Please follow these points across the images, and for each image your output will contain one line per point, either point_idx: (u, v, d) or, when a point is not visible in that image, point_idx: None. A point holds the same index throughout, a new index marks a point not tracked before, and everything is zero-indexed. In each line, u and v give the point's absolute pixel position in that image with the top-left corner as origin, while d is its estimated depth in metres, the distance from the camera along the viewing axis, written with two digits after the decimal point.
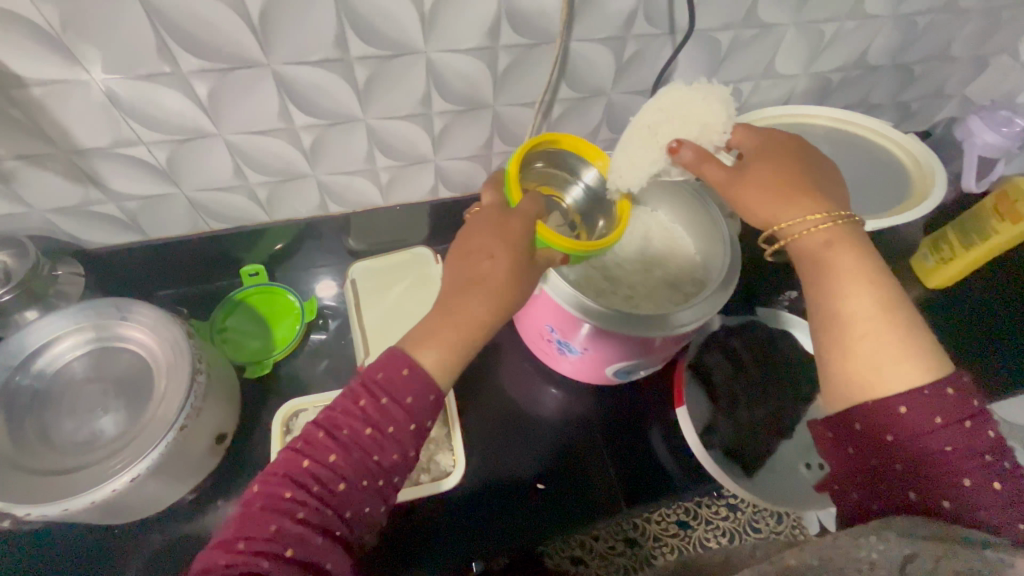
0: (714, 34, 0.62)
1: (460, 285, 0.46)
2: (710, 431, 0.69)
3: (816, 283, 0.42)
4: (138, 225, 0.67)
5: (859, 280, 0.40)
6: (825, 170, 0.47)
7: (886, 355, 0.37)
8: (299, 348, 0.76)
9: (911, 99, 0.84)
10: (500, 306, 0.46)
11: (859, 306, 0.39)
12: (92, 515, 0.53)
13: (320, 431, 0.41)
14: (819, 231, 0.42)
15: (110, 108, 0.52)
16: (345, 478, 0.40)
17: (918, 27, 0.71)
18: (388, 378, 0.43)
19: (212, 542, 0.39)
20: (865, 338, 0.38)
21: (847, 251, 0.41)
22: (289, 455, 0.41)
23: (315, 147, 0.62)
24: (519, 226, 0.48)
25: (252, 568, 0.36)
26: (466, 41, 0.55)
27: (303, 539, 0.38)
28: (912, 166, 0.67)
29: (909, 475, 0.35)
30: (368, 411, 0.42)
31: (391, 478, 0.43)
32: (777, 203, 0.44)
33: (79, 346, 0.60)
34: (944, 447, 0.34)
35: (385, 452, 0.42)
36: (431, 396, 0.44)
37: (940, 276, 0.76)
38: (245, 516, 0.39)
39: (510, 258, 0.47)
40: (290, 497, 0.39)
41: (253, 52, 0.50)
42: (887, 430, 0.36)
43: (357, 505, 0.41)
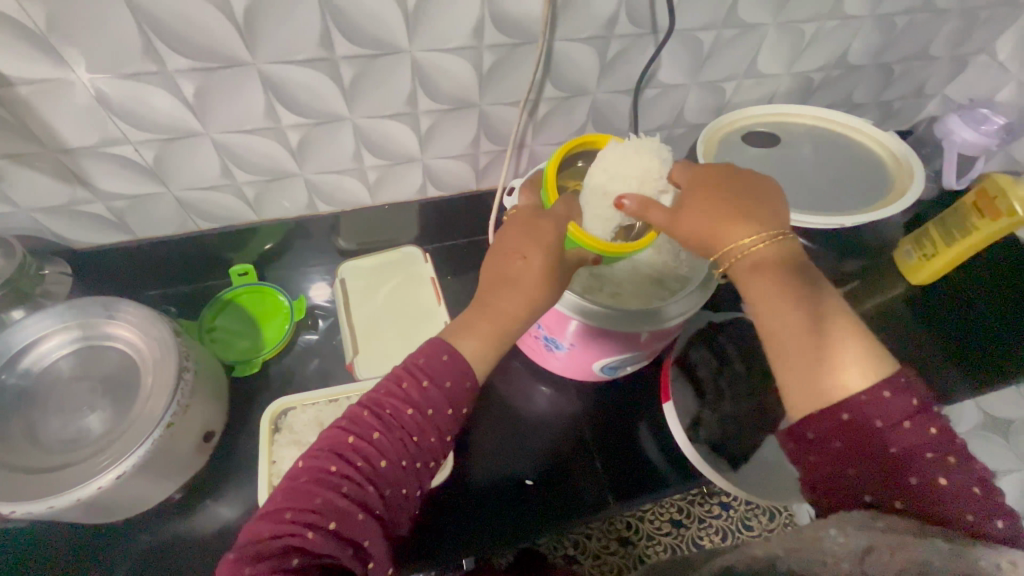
0: (696, 34, 0.64)
1: (493, 281, 0.48)
2: (696, 425, 0.69)
3: (758, 306, 0.41)
4: (127, 225, 0.68)
5: (791, 298, 0.40)
6: (759, 185, 0.46)
7: (820, 370, 0.38)
8: (288, 347, 0.77)
9: (892, 98, 0.85)
10: (534, 305, 0.48)
11: (801, 325, 0.39)
12: (78, 513, 0.53)
13: (366, 411, 0.45)
14: (750, 253, 0.42)
15: (97, 107, 0.53)
16: (387, 457, 0.44)
17: (897, 27, 0.72)
18: (429, 364, 0.47)
19: (262, 513, 0.42)
20: (798, 355, 0.39)
21: (777, 270, 0.41)
22: (336, 434, 0.45)
23: (303, 146, 0.63)
24: (552, 226, 0.50)
25: (300, 536, 0.39)
26: (450, 41, 0.56)
27: (346, 514, 0.41)
28: (891, 162, 0.68)
29: (860, 478, 0.36)
30: (410, 392, 0.45)
31: (428, 461, 0.46)
32: (713, 229, 0.44)
33: (65, 345, 0.60)
34: (889, 449, 0.35)
35: (423, 433, 0.45)
36: (466, 383, 0.47)
37: (924, 273, 0.77)
38: (293, 489, 0.42)
39: (542, 257, 0.47)
40: (336, 471, 0.42)
41: (239, 51, 0.51)
42: (835, 440, 0.36)
43: (397, 485, 0.44)
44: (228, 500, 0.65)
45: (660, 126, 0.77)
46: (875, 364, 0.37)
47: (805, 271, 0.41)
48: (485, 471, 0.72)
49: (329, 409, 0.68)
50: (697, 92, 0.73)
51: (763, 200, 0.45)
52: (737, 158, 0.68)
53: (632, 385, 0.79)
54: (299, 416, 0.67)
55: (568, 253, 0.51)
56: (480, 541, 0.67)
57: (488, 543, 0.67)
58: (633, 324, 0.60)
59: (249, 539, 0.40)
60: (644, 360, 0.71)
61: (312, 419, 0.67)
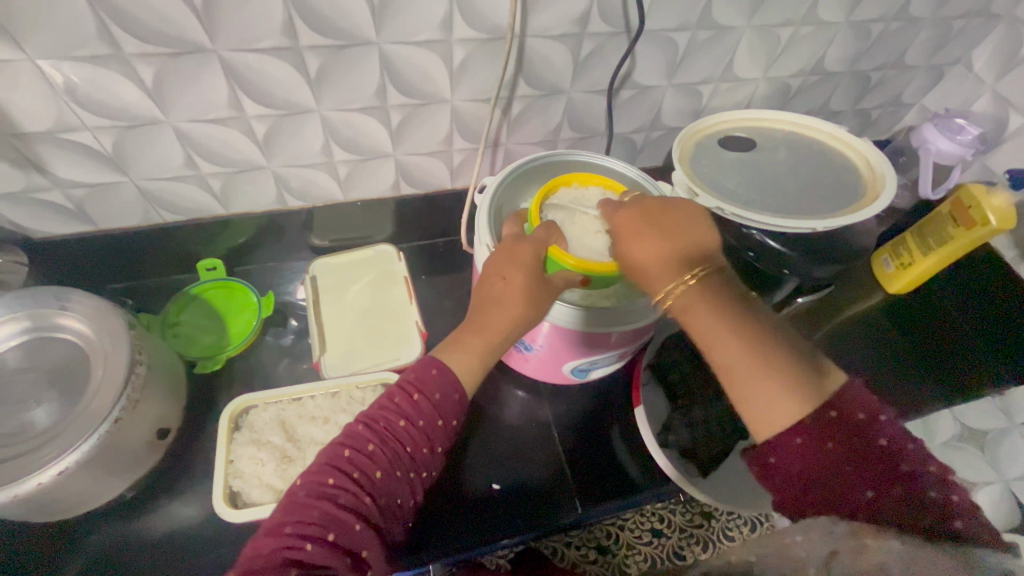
0: (670, 35, 0.63)
1: (479, 304, 0.49)
2: (666, 432, 0.69)
3: (710, 344, 0.39)
4: (86, 215, 0.66)
5: (733, 331, 0.38)
6: (677, 209, 0.44)
7: (772, 402, 0.36)
8: (254, 344, 0.75)
9: (870, 106, 0.86)
10: (523, 319, 0.48)
11: (744, 358, 0.37)
12: (17, 510, 0.52)
13: (360, 424, 0.44)
14: (684, 290, 0.40)
15: (51, 91, 0.51)
16: (383, 467, 0.43)
17: (872, 35, 0.72)
18: (420, 375, 0.46)
19: (256, 534, 0.39)
20: (748, 390, 0.37)
21: (716, 303, 0.39)
22: (330, 449, 0.43)
23: (269, 138, 0.62)
24: (530, 249, 0.50)
25: (295, 550, 0.37)
26: (419, 33, 0.55)
27: (343, 525, 0.39)
28: (865, 167, 0.68)
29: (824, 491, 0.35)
30: (402, 405, 0.45)
31: (421, 473, 0.45)
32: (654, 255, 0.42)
33: (13, 335, 0.58)
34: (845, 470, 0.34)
35: (416, 444, 0.44)
36: (457, 395, 0.47)
37: (901, 281, 0.76)
38: (288, 505, 0.40)
39: (523, 277, 0.48)
40: (333, 484, 0.41)
41: (198, 37, 0.50)
42: (792, 465, 0.36)
43: (391, 496, 0.43)
44: (184, 500, 0.63)
45: (637, 128, 0.77)
46: (817, 388, 0.36)
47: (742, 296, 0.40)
48: (453, 479, 0.70)
49: (293, 407, 0.66)
50: (674, 95, 0.72)
51: (685, 224, 0.43)
52: (712, 161, 0.67)
53: (607, 389, 0.78)
54: (260, 414, 0.65)
55: (551, 275, 0.51)
56: (445, 548, 0.65)
57: (465, 548, 0.65)
58: (625, 326, 0.60)
59: (245, 557, 0.38)
60: (616, 362, 0.69)
61: (274, 418, 0.65)
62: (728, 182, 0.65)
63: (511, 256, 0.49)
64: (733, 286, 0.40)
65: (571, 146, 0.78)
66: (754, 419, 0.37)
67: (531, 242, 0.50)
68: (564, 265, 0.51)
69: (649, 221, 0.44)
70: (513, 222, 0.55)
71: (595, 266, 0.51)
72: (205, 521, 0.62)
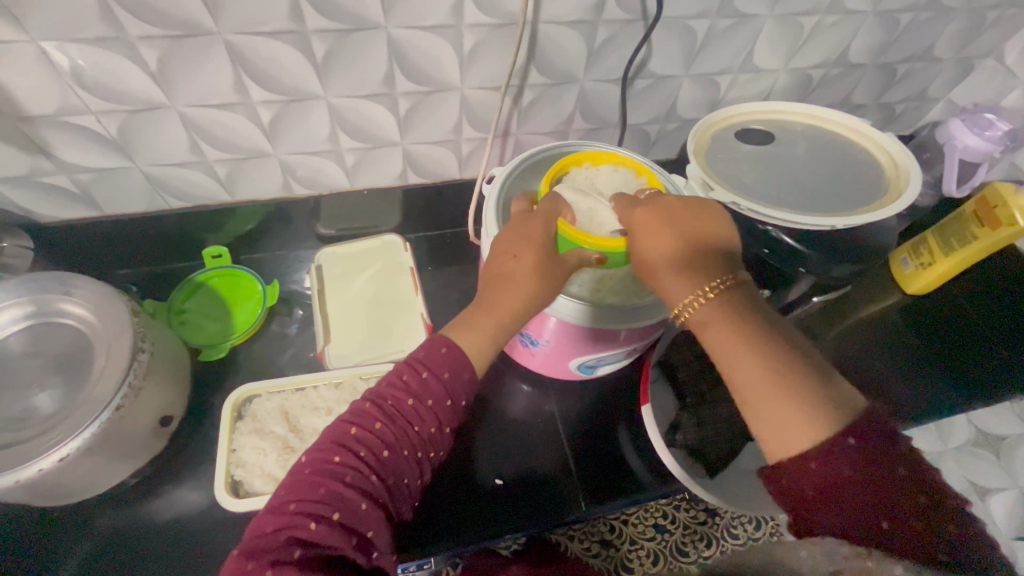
0: (688, 22, 0.61)
1: (488, 283, 0.48)
2: (674, 430, 0.67)
3: (723, 361, 0.39)
4: (92, 200, 0.65)
5: (748, 349, 0.37)
6: (698, 218, 0.44)
7: (785, 423, 0.35)
8: (258, 333, 0.75)
9: (894, 100, 0.83)
10: (534, 298, 0.47)
11: (749, 378, 0.37)
12: (21, 495, 0.52)
13: (367, 402, 0.43)
14: (698, 305, 0.40)
15: (54, 73, 0.50)
16: (389, 446, 0.42)
17: (900, 25, 0.69)
18: (429, 354, 0.45)
19: (261, 513, 0.39)
20: (762, 406, 0.36)
21: (733, 321, 0.39)
22: (337, 427, 0.42)
23: (275, 124, 0.61)
24: (543, 224, 0.48)
25: (301, 528, 0.36)
26: (428, 18, 0.53)
27: (350, 504, 0.38)
28: (888, 163, 0.65)
29: (839, 522, 0.33)
30: (410, 383, 0.44)
31: (429, 452, 0.44)
32: (678, 258, 0.42)
33: (17, 321, 0.58)
34: (859, 495, 0.32)
35: (424, 423, 0.43)
36: (465, 373, 0.46)
37: (920, 282, 0.74)
38: (294, 483, 0.39)
39: (536, 253, 0.47)
40: (338, 462, 0.40)
41: (202, 19, 0.48)
42: (804, 488, 0.34)
43: (399, 475, 0.42)
44: (187, 486, 0.63)
45: (652, 119, 0.75)
46: (829, 408, 0.35)
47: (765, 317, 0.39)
48: (456, 473, 0.69)
49: (296, 397, 0.66)
50: (691, 85, 0.70)
51: (706, 237, 0.43)
52: (728, 155, 0.65)
53: (613, 386, 0.77)
54: (263, 404, 0.65)
55: (564, 253, 0.49)
56: (445, 542, 0.64)
57: (465, 542, 0.64)
58: (620, 322, 0.58)
59: (251, 536, 0.37)
60: (623, 359, 0.68)
61: (277, 407, 0.65)
62: (743, 177, 0.63)
63: (522, 232, 0.48)
64: (761, 308, 0.40)
65: (582, 138, 0.76)
66: (766, 440, 0.36)
67: (540, 217, 0.49)
68: (580, 243, 0.49)
69: (676, 226, 0.44)
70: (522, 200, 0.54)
71: (611, 242, 0.49)
72: (208, 510, 0.62)
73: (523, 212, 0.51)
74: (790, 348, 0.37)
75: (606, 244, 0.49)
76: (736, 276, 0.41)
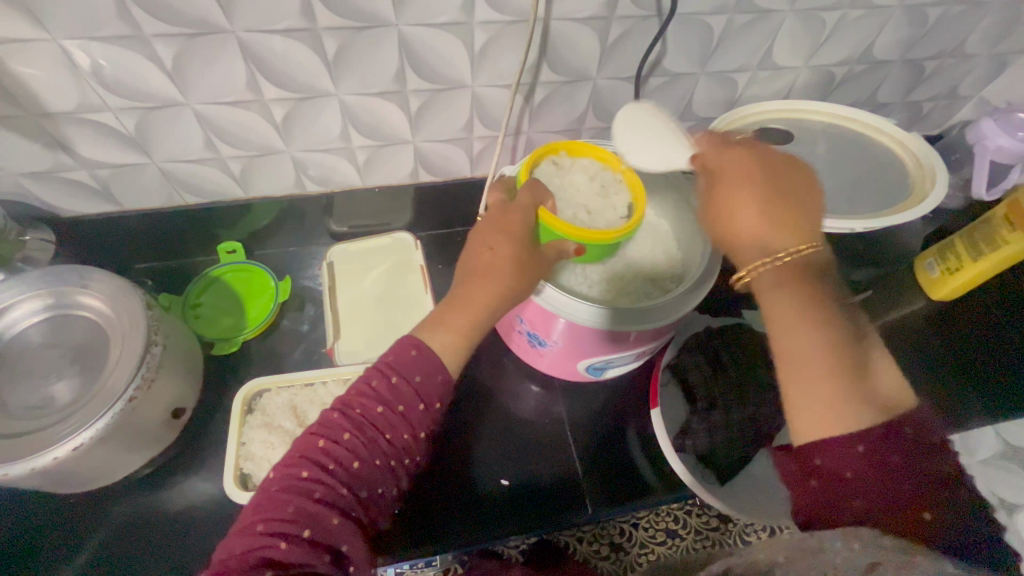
0: (705, 19, 0.60)
1: (466, 277, 0.48)
2: (683, 435, 0.66)
3: (784, 325, 0.36)
4: (111, 195, 0.67)
5: (814, 322, 0.35)
6: (793, 187, 0.41)
7: (827, 400, 0.34)
8: (271, 328, 0.75)
9: (922, 99, 0.80)
10: (509, 294, 0.47)
11: (810, 351, 0.34)
12: (38, 482, 0.53)
13: (336, 412, 0.42)
14: (769, 270, 0.37)
15: (74, 72, 0.52)
16: (360, 457, 0.41)
17: (929, 21, 0.67)
18: (398, 359, 0.44)
19: (231, 533, 0.38)
20: (807, 380, 0.34)
21: (801, 291, 0.36)
22: (306, 439, 0.41)
23: (287, 122, 0.61)
24: (520, 216, 0.49)
25: (271, 547, 0.36)
26: (438, 15, 0.53)
27: (321, 520, 0.38)
28: (912, 163, 0.63)
29: (873, 509, 0.33)
30: (379, 391, 0.43)
31: (403, 459, 0.43)
32: (769, 221, 0.39)
33: (35, 313, 0.59)
34: (895, 479, 0.33)
35: (395, 430, 0.42)
36: (438, 376, 0.45)
37: (948, 288, 0.69)
38: (262, 501, 0.38)
39: (512, 248, 0.48)
40: (307, 477, 0.39)
41: (216, 17, 0.49)
42: (844, 471, 0.33)
43: (372, 486, 0.41)
44: (199, 477, 0.64)
45: None
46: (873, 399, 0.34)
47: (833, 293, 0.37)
48: (459, 472, 0.69)
49: (305, 393, 0.66)
50: (707, 83, 0.69)
51: (796, 205, 0.40)
52: None
53: (623, 389, 0.76)
54: (272, 398, 0.66)
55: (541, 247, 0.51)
56: (449, 541, 0.64)
57: (469, 540, 0.65)
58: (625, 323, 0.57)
59: (219, 560, 0.36)
60: (633, 361, 0.67)
61: (286, 402, 0.65)
62: None
63: (498, 228, 0.49)
64: (830, 286, 0.37)
65: (595, 136, 0.75)
66: (801, 416, 0.35)
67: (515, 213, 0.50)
68: (555, 233, 0.51)
69: (767, 189, 0.40)
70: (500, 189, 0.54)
71: (587, 234, 0.51)
72: (218, 501, 0.63)
73: (501, 205, 0.51)
74: (850, 329, 0.36)
75: (584, 236, 0.51)
76: (813, 248, 0.38)
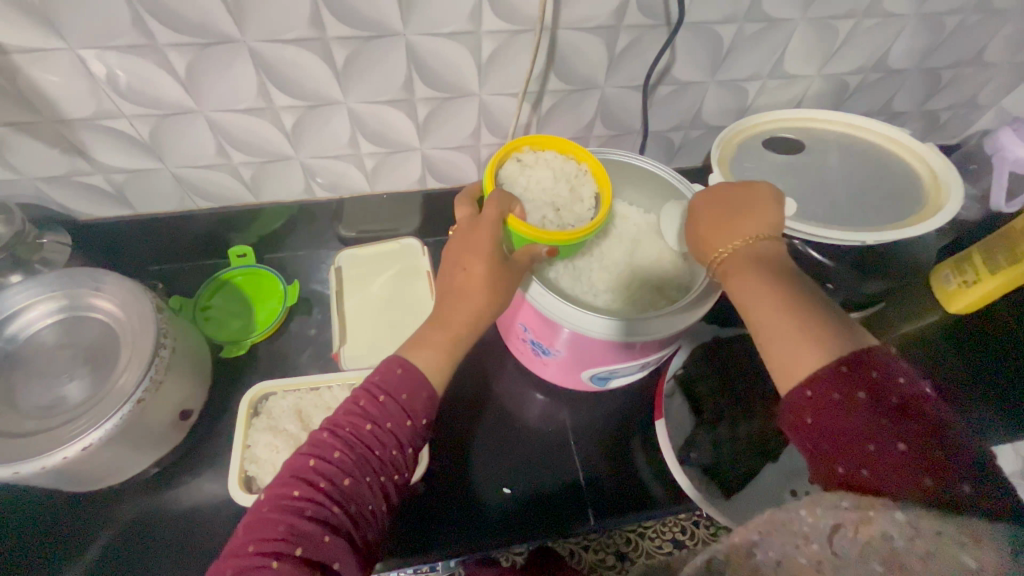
0: (714, 28, 0.59)
1: (445, 298, 0.49)
2: (688, 447, 0.65)
3: (753, 305, 0.38)
4: (125, 199, 0.68)
5: (777, 295, 0.37)
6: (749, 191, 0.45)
7: (796, 349, 0.34)
8: (279, 331, 0.76)
9: (939, 108, 0.78)
10: (488, 310, 0.49)
11: (776, 322, 0.36)
12: (47, 480, 0.54)
13: (325, 432, 0.42)
14: (725, 259, 0.42)
15: (91, 80, 0.53)
16: (350, 474, 0.41)
17: (945, 29, 0.65)
18: (384, 378, 0.45)
19: (223, 555, 0.38)
20: (776, 339, 0.36)
21: (763, 269, 0.39)
22: (297, 460, 0.42)
23: (297, 129, 0.62)
24: (488, 232, 0.48)
25: (262, 568, 0.35)
26: (446, 25, 0.53)
27: (312, 538, 0.37)
28: (927, 174, 0.61)
29: (853, 459, 0.31)
30: (367, 409, 0.44)
31: (393, 475, 0.44)
32: (728, 220, 0.43)
33: (49, 314, 0.61)
34: (867, 421, 0.30)
35: (384, 446, 0.43)
36: (424, 393, 0.46)
37: (965, 301, 0.63)
38: (253, 522, 0.38)
39: (483, 265, 0.47)
40: (298, 496, 0.39)
41: (229, 27, 0.50)
42: (806, 419, 0.33)
43: (363, 503, 0.41)
44: (205, 478, 0.65)
45: (675, 126, 0.73)
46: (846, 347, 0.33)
47: (800, 276, 0.39)
48: (460, 480, 0.69)
49: (310, 397, 0.67)
50: (717, 92, 0.68)
51: (754, 205, 0.43)
52: (755, 164, 0.63)
53: (628, 398, 0.76)
54: (278, 402, 0.66)
55: (515, 257, 0.50)
56: (450, 548, 0.64)
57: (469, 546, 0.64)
58: (605, 331, 0.55)
59: None
60: (637, 372, 0.66)
61: (291, 406, 0.66)
62: None
63: (470, 242, 0.48)
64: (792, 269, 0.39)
65: (603, 144, 0.75)
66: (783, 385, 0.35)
67: (487, 222, 0.48)
68: (528, 239, 0.50)
69: (723, 198, 0.45)
70: (467, 203, 0.53)
71: (561, 238, 0.51)
72: (223, 503, 0.64)
73: (471, 218, 0.50)
74: (821, 301, 0.36)
75: (558, 238, 0.50)
76: (772, 234, 0.42)
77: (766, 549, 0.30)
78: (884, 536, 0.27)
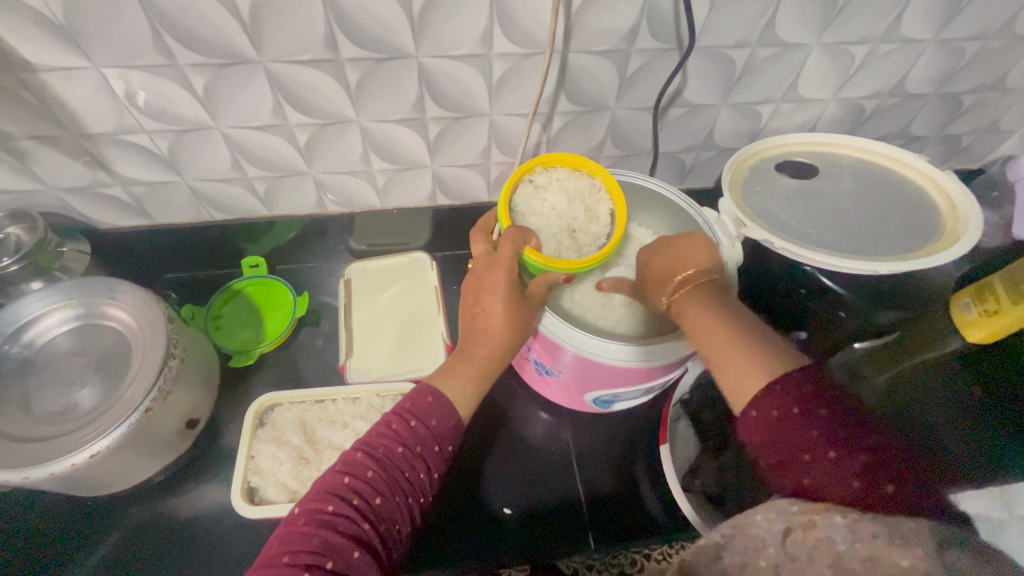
0: (726, 52, 0.59)
1: (469, 331, 0.51)
2: (693, 474, 0.65)
3: (701, 336, 0.42)
4: (143, 209, 0.70)
5: (717, 325, 0.42)
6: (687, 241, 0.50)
7: (736, 363, 0.39)
8: (287, 342, 0.77)
9: (960, 132, 0.76)
10: (511, 344, 0.51)
11: (722, 350, 0.40)
12: (56, 485, 0.55)
13: (358, 451, 0.42)
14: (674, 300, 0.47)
15: (112, 96, 0.55)
16: (382, 493, 0.41)
17: (966, 54, 0.64)
18: (415, 404, 0.46)
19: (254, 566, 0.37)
20: (720, 356, 0.40)
21: (701, 299, 0.45)
22: (329, 477, 0.42)
23: (310, 145, 0.63)
24: (503, 272, 0.49)
25: None
26: (458, 47, 0.54)
27: (343, 553, 0.37)
28: (943, 201, 0.60)
29: (795, 471, 0.33)
30: (399, 432, 0.44)
31: (419, 498, 0.44)
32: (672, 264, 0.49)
33: (66, 321, 0.63)
34: (799, 434, 0.33)
35: (414, 469, 0.43)
36: (452, 420, 0.47)
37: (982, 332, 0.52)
38: (287, 534, 0.38)
39: (501, 303, 0.49)
40: (332, 511, 0.39)
41: (246, 49, 0.51)
42: (754, 438, 0.36)
43: (391, 522, 0.41)
44: (209, 486, 0.66)
45: (686, 147, 0.72)
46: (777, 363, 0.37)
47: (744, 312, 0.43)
48: (460, 500, 0.68)
49: (315, 409, 0.67)
50: (729, 114, 0.67)
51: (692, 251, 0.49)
52: (767, 189, 0.62)
53: (633, 421, 0.75)
54: (283, 413, 0.67)
55: (531, 289, 0.51)
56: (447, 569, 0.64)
57: (466, 566, 0.64)
58: (617, 356, 0.55)
59: None
60: (642, 396, 0.66)
61: (296, 418, 0.66)
62: (781, 213, 0.59)
63: (486, 282, 0.50)
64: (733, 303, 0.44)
65: (612, 164, 0.75)
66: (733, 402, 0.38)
67: (502, 261, 0.49)
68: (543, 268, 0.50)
69: (667, 248, 0.51)
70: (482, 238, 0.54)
71: (576, 266, 0.50)
72: (225, 512, 0.64)
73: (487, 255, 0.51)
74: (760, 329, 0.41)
75: (575, 266, 0.50)
76: (712, 271, 0.47)
77: (732, 553, 0.31)
78: (829, 541, 0.28)
